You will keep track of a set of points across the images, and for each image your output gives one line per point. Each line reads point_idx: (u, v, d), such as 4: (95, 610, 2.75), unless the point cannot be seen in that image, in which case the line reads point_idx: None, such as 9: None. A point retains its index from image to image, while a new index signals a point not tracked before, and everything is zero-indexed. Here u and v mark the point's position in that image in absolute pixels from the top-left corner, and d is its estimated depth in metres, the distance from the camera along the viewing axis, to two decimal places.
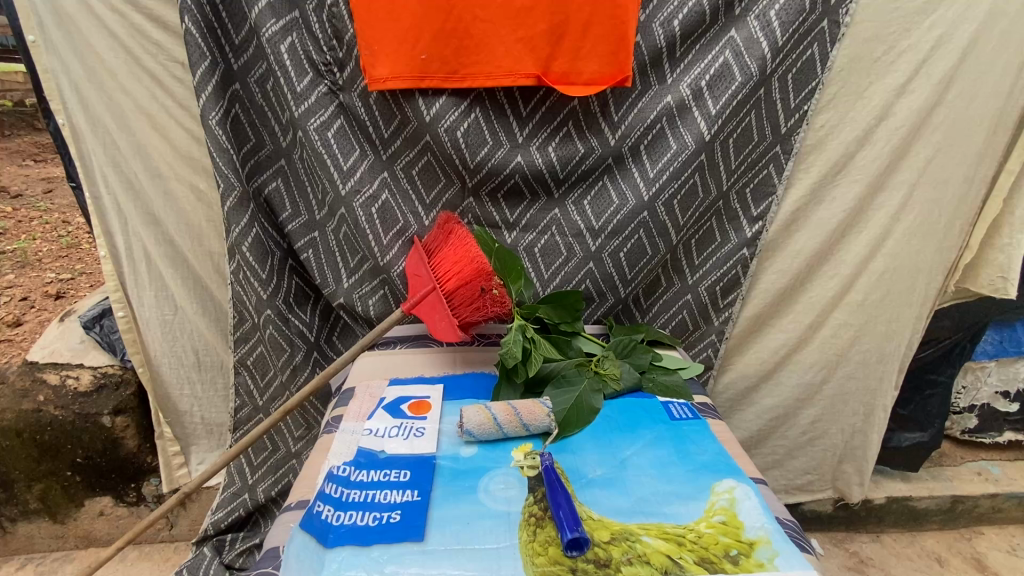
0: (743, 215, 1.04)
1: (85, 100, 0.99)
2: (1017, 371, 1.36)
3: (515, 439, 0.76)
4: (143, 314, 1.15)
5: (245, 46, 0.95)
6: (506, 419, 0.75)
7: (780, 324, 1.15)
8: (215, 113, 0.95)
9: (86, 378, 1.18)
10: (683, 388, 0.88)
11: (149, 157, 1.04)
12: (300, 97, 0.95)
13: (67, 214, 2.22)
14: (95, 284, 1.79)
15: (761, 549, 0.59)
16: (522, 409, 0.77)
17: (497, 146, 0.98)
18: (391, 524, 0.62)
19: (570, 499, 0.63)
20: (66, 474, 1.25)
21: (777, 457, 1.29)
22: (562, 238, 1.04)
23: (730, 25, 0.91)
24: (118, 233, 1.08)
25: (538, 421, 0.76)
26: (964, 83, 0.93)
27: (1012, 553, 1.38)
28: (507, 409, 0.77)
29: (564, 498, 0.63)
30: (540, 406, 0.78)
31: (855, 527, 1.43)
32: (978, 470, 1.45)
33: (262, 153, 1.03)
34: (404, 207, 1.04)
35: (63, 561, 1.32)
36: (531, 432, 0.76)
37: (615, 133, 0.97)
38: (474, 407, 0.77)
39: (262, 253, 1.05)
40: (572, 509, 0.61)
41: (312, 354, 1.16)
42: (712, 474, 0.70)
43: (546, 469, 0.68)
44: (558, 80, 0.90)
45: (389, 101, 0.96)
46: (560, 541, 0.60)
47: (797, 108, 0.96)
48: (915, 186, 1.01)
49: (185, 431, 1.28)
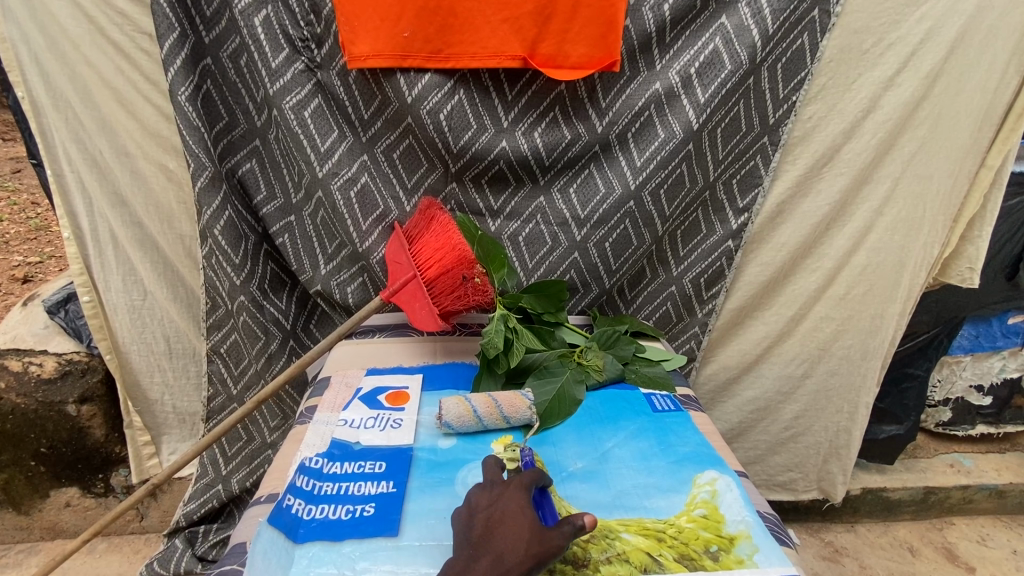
0: (730, 207, 1.03)
1: (46, 72, 0.94)
2: (990, 366, 1.38)
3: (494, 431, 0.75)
4: (111, 299, 1.11)
5: (217, 19, 0.91)
6: (485, 417, 0.73)
7: (762, 317, 1.15)
8: (184, 88, 0.91)
9: (49, 365, 1.13)
10: (666, 379, 0.87)
11: (115, 134, 1.00)
12: (275, 74, 0.91)
13: (36, 195, 2.15)
14: (65, 267, 1.73)
15: (741, 544, 0.58)
16: (503, 403, 0.74)
17: (481, 130, 0.95)
18: (364, 518, 0.60)
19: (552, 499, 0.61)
20: (30, 464, 1.21)
21: (759, 450, 1.30)
22: (548, 227, 1.03)
23: (721, 11, 0.89)
24: (83, 214, 1.04)
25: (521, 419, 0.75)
26: (950, 78, 0.92)
27: (981, 543, 1.41)
28: (487, 400, 0.74)
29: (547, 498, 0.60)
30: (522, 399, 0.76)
31: (831, 518, 1.45)
32: (951, 462, 1.47)
33: (235, 132, 0.99)
34: (385, 191, 1.01)
35: (28, 553, 1.28)
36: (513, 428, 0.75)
37: (603, 119, 0.95)
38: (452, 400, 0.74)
39: (235, 237, 1.02)
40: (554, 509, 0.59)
41: (288, 342, 1.12)
42: (693, 467, 0.68)
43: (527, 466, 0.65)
44: (545, 63, 0.88)
45: (369, 81, 0.93)
46: None
47: (786, 98, 0.95)
48: (899, 180, 1.00)
49: (156, 420, 1.24)
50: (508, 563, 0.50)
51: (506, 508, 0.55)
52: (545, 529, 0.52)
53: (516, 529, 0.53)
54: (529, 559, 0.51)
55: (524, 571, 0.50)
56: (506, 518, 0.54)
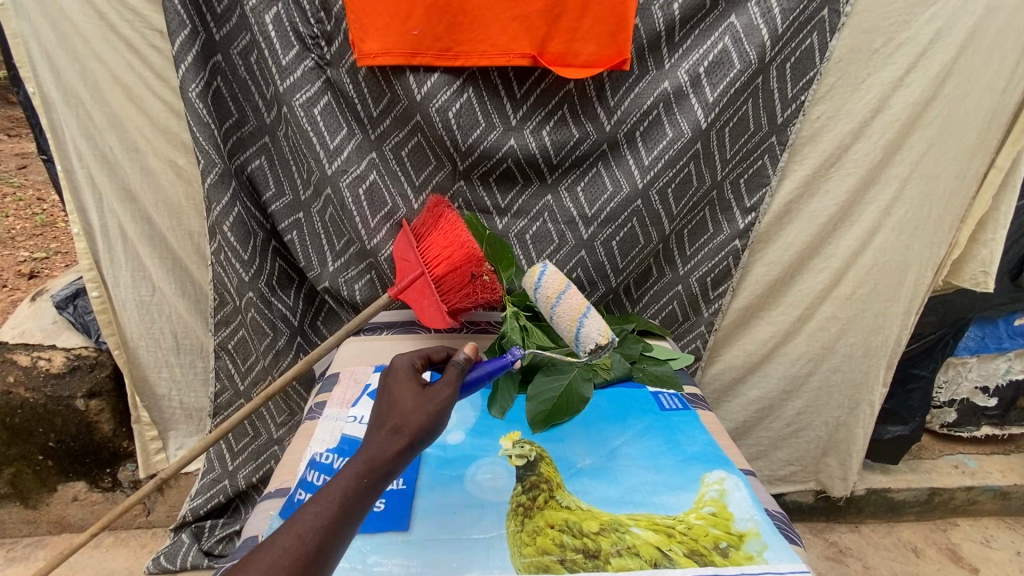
0: (737, 206, 1.03)
1: (57, 68, 0.94)
2: (996, 367, 1.37)
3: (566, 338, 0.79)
4: (119, 294, 1.11)
5: (228, 16, 0.91)
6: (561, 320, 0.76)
7: (768, 316, 1.15)
8: (195, 85, 0.91)
9: (59, 360, 1.13)
10: (674, 377, 0.86)
11: (125, 130, 1.00)
12: (284, 71, 0.91)
13: (43, 191, 2.16)
14: (71, 263, 1.74)
15: (750, 541, 0.58)
16: (589, 324, 0.75)
17: (490, 128, 0.95)
18: (374, 513, 0.60)
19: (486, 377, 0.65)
20: (38, 458, 1.21)
21: (763, 448, 1.30)
22: (555, 225, 1.03)
23: (731, 10, 0.89)
24: (93, 209, 1.04)
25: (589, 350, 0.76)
26: (959, 78, 0.92)
27: (985, 544, 1.41)
28: (577, 310, 0.76)
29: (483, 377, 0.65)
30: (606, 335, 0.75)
31: (836, 518, 1.45)
32: (955, 463, 1.47)
33: (245, 129, 0.99)
34: (393, 189, 1.01)
35: (35, 547, 1.28)
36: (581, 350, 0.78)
37: (611, 118, 0.95)
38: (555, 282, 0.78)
39: (243, 233, 1.02)
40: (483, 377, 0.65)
41: (295, 338, 1.13)
42: (701, 465, 0.68)
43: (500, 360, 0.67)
44: (554, 62, 0.88)
45: (378, 78, 0.93)
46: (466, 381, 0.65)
47: (794, 98, 0.95)
48: (907, 180, 1.00)
49: (163, 415, 1.24)
50: (405, 429, 0.54)
51: (393, 390, 0.58)
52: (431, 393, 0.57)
53: (403, 410, 0.55)
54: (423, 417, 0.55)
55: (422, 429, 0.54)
56: (395, 399, 0.57)
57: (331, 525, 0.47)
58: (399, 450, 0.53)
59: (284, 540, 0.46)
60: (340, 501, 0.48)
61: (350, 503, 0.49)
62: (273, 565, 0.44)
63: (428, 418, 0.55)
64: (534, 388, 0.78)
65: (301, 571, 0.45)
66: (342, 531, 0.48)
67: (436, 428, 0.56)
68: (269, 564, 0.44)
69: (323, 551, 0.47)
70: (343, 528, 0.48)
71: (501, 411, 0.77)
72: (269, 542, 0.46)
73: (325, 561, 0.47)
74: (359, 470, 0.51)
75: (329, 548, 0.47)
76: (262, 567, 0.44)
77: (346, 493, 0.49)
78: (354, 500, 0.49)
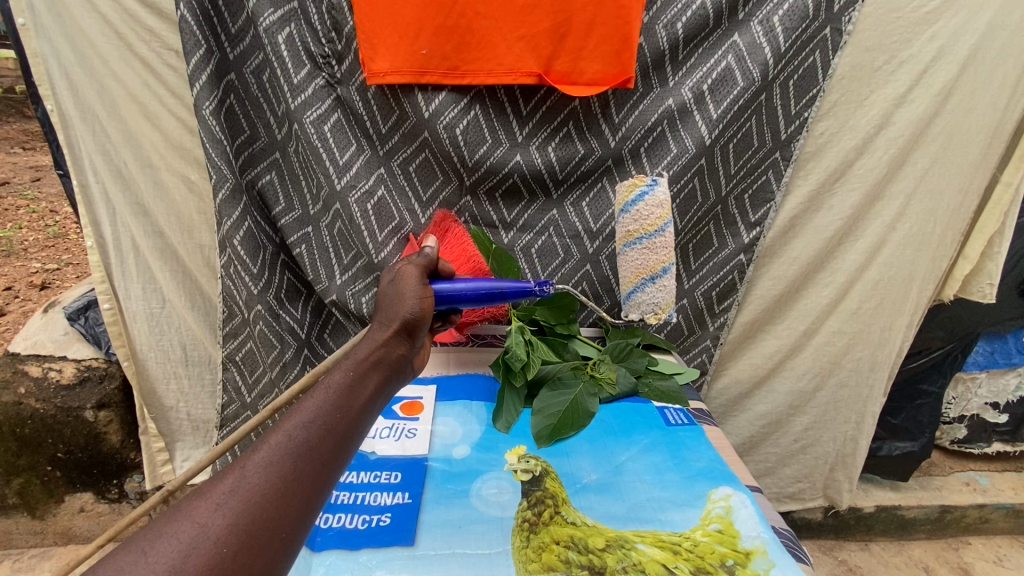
0: (741, 221, 1.03)
1: (75, 86, 0.97)
2: (1006, 383, 1.36)
3: (629, 272, 0.95)
4: (130, 306, 1.13)
5: (242, 36, 0.94)
6: (644, 256, 0.91)
7: (774, 330, 1.14)
8: (208, 103, 0.93)
9: (69, 370, 1.15)
10: (680, 393, 0.86)
11: (139, 146, 1.02)
12: (296, 90, 0.93)
13: (56, 204, 2.18)
14: (83, 275, 1.76)
15: (758, 559, 0.57)
16: (649, 298, 0.94)
17: (496, 145, 0.97)
18: (380, 527, 0.61)
19: (476, 292, 0.74)
20: (45, 469, 1.22)
21: (769, 463, 1.30)
22: (560, 239, 1.04)
23: (733, 30, 0.90)
24: (107, 224, 1.06)
25: (637, 306, 0.96)
26: (962, 95, 0.92)
27: (998, 564, 1.39)
28: (651, 272, 0.92)
29: (474, 293, 0.74)
30: (660, 310, 0.95)
31: (845, 536, 1.43)
32: (966, 480, 1.45)
33: (256, 145, 1.01)
34: (401, 204, 1.03)
35: (40, 558, 1.29)
36: (633, 297, 0.95)
37: (616, 134, 0.97)
38: (669, 215, 0.91)
39: (254, 247, 1.03)
40: (473, 292, 0.74)
41: (302, 351, 1.13)
42: (708, 482, 0.68)
43: (511, 288, 0.77)
44: (559, 80, 0.89)
45: (387, 96, 0.95)
46: (460, 287, 0.73)
47: (798, 115, 0.95)
48: (912, 197, 1.00)
49: (170, 427, 1.24)
50: (405, 304, 0.66)
51: (389, 295, 0.68)
52: (411, 283, 0.69)
53: (384, 317, 0.65)
54: (410, 309, 0.66)
55: (413, 305, 0.66)
56: (388, 296, 0.68)
57: (326, 426, 0.46)
58: (386, 339, 0.61)
59: (280, 436, 0.43)
60: (332, 404, 0.48)
61: (339, 406, 0.49)
62: (273, 458, 0.42)
63: (408, 317, 0.65)
64: (539, 403, 0.81)
65: (300, 456, 0.43)
66: (336, 437, 0.47)
67: (421, 315, 0.66)
68: (268, 457, 0.41)
69: (316, 445, 0.45)
70: (337, 433, 0.47)
71: (506, 426, 0.79)
72: (262, 440, 0.43)
73: (321, 465, 0.44)
74: (343, 379, 0.52)
75: (326, 449, 0.45)
76: (260, 461, 0.41)
77: (334, 397, 0.49)
78: (344, 407, 0.49)
